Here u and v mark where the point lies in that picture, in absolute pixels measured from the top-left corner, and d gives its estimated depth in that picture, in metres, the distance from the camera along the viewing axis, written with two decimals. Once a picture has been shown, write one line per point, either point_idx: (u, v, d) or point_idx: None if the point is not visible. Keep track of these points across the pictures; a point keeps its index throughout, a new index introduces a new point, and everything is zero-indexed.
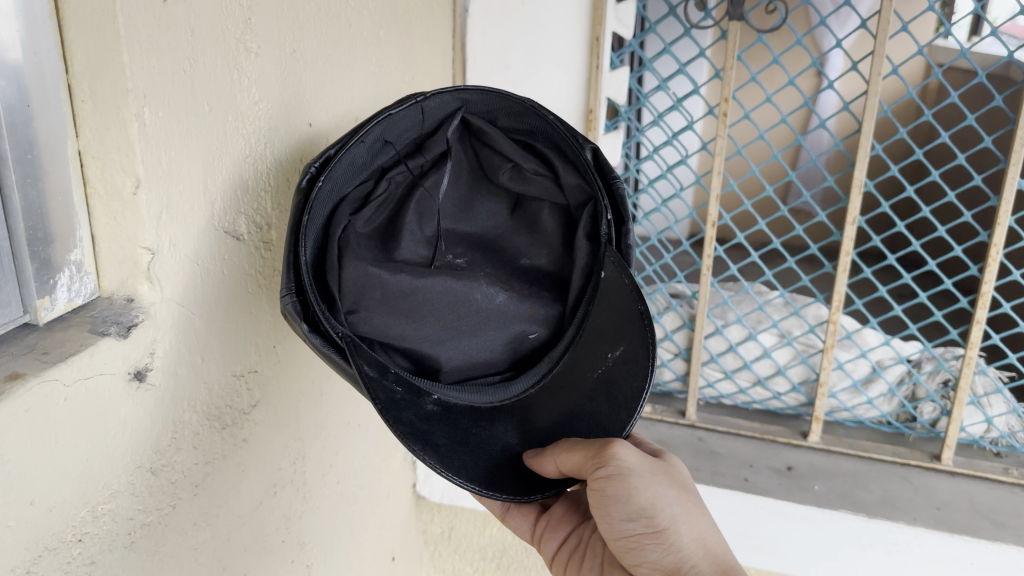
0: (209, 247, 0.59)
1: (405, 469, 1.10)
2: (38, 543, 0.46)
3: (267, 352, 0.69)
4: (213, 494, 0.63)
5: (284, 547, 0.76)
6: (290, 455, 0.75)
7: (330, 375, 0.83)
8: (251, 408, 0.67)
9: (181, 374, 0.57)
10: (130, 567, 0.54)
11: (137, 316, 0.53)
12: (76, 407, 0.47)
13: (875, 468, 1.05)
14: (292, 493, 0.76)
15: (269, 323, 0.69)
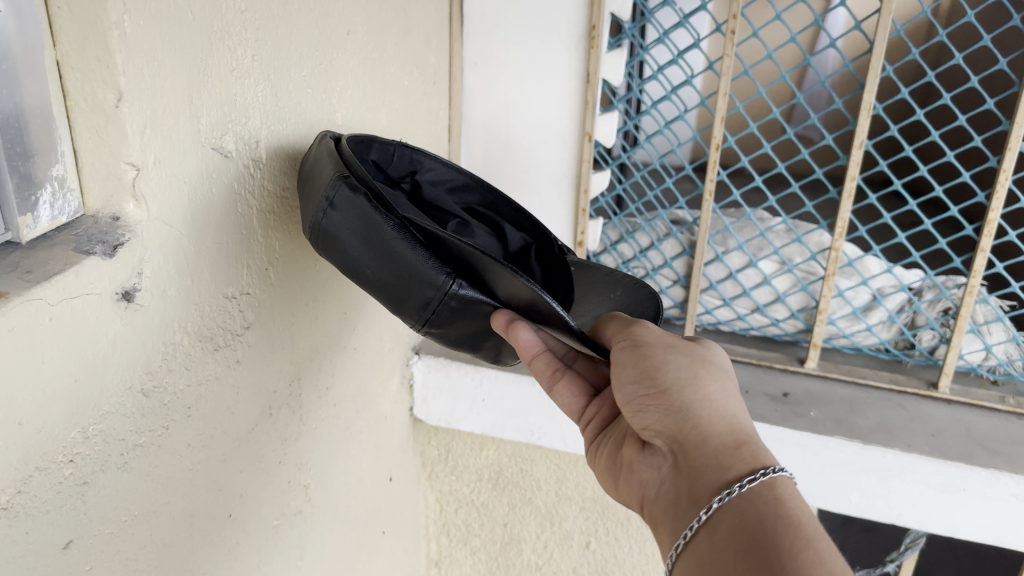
0: (197, 165, 0.57)
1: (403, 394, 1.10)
2: (28, 464, 0.45)
3: (260, 275, 0.67)
4: (207, 416, 0.62)
5: (281, 468, 0.77)
6: (291, 375, 0.75)
7: (327, 298, 0.81)
8: (244, 329, 0.66)
9: (171, 295, 0.56)
10: (124, 487, 0.54)
11: (124, 234, 0.51)
12: (63, 327, 0.46)
13: (871, 395, 1.06)
14: (288, 415, 0.76)
15: (262, 245, 0.67)
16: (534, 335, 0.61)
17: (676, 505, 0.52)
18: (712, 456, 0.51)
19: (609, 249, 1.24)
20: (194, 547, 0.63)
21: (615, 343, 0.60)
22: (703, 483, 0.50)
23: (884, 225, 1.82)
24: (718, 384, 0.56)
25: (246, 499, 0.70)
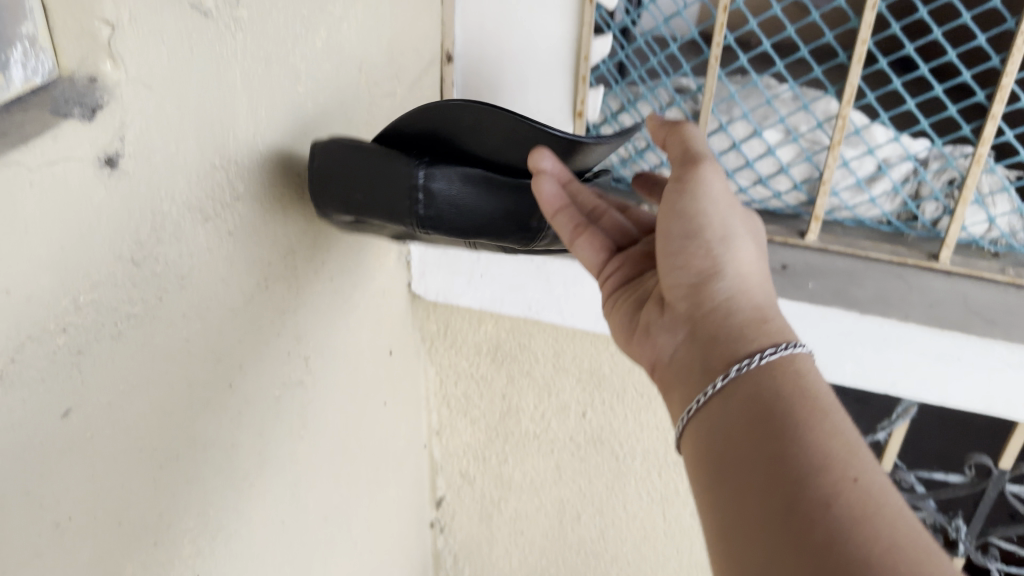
0: (174, 23, 0.53)
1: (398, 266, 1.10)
2: (20, 331, 0.45)
3: (247, 143, 0.65)
4: (201, 286, 0.61)
5: (281, 341, 0.77)
6: (283, 243, 0.74)
7: None
8: (233, 199, 0.64)
9: (155, 162, 0.54)
10: (118, 357, 0.53)
11: (102, 96, 0.48)
12: (43, 194, 0.44)
13: (870, 267, 1.02)
14: (285, 288, 0.76)
15: (247, 113, 0.64)
16: (554, 186, 0.72)
17: (709, 445, 0.55)
18: (761, 414, 0.53)
19: (609, 118, 1.20)
20: (193, 411, 0.64)
21: (668, 176, 0.68)
22: (746, 446, 0.52)
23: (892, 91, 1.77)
24: (750, 256, 0.66)
25: (244, 365, 0.70)
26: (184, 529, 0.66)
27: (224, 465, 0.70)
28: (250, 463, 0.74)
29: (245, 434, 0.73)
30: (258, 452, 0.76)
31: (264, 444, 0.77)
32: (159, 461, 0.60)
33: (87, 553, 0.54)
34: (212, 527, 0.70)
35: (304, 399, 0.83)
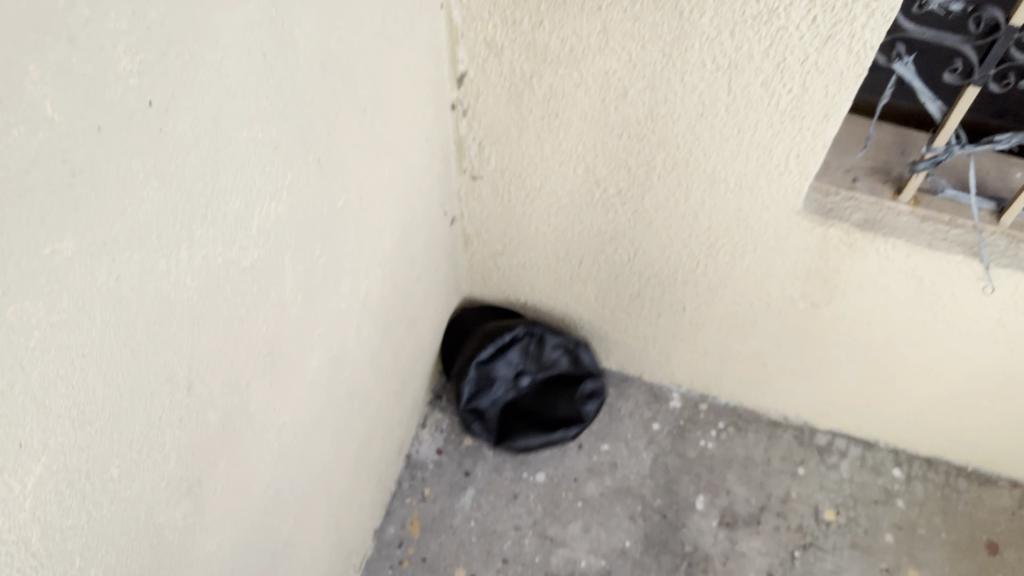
0: (205, 74, 0.63)
1: (375, 203, 1.06)
2: (84, 331, 0.57)
3: (266, 152, 0.74)
4: (230, 275, 0.74)
5: (290, 318, 0.88)
6: (262, 173, 0.75)
7: (327, 170, 0.87)
8: (256, 201, 0.75)
9: (193, 181, 0.65)
10: (162, 336, 0.66)
11: (146, 152, 0.59)
12: (99, 223, 0.56)
13: None
14: (298, 274, 0.87)
15: (264, 133, 0.73)
16: None
17: None
18: None
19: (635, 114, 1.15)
20: (169, 360, 0.68)
21: None
22: None
23: None
24: None
25: (221, 312, 0.74)
26: (189, 537, 0.78)
27: (194, 412, 0.74)
28: (217, 406, 0.77)
29: (212, 374, 0.75)
30: (227, 396, 0.79)
31: (233, 390, 0.80)
32: (135, 424, 0.65)
33: (124, 565, 0.69)
34: (185, 478, 0.75)
35: (272, 335, 0.85)
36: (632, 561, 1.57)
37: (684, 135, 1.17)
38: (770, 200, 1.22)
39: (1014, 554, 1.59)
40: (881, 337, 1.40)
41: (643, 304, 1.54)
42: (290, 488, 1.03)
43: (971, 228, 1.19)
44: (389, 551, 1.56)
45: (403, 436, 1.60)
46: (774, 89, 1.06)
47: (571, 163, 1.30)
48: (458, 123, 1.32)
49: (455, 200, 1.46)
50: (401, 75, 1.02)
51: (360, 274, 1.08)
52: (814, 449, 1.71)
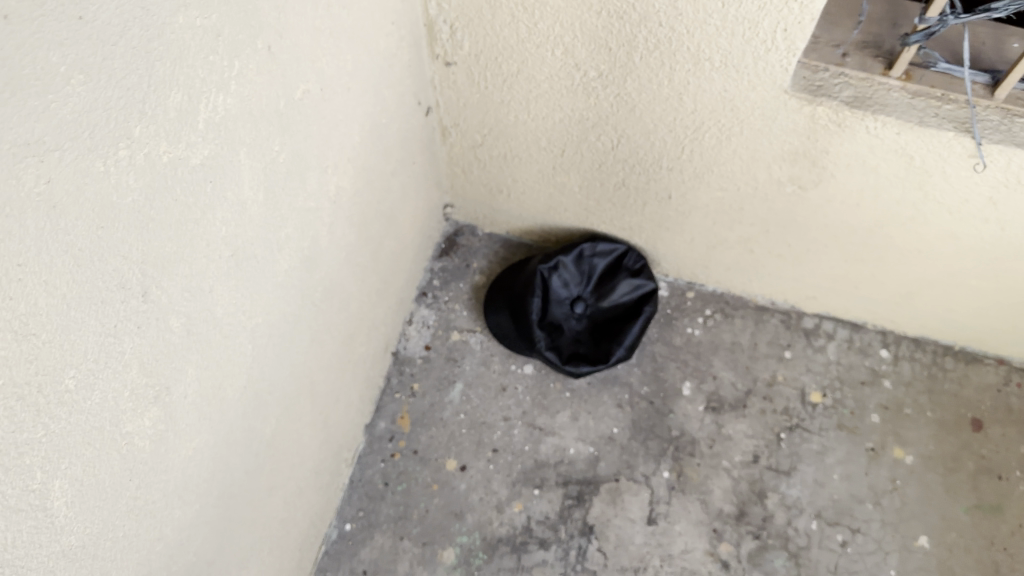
0: None
1: (341, 94, 1.02)
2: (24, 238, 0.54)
3: (209, 40, 0.70)
4: (183, 176, 0.70)
5: (254, 221, 0.85)
6: (206, 64, 0.70)
7: (279, 59, 0.82)
8: (204, 93, 0.71)
9: (129, 75, 0.61)
10: (114, 241, 0.64)
11: (71, 45, 0.55)
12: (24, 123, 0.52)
13: None
14: (259, 172, 0.84)
15: (204, 19, 0.68)
16: None
17: None
18: None
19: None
20: (119, 267, 0.65)
21: None
22: None
23: None
24: None
25: (173, 215, 0.71)
26: (161, 440, 0.78)
27: (153, 319, 0.72)
28: (179, 312, 0.76)
29: (170, 279, 0.73)
30: (189, 302, 0.77)
31: (195, 295, 0.78)
32: (90, 335, 0.64)
33: (94, 469, 0.69)
34: (149, 386, 0.74)
35: (233, 237, 0.82)
36: (620, 447, 1.60)
37: (665, 10, 1.11)
38: (756, 79, 1.16)
39: (996, 430, 1.62)
40: (870, 219, 1.37)
41: (629, 194, 1.50)
42: (269, 389, 1.03)
43: (964, 103, 1.14)
44: (380, 445, 1.58)
45: (389, 333, 1.59)
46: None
47: (548, 45, 1.24)
48: (427, 5, 1.25)
49: (429, 88, 1.40)
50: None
51: (329, 169, 1.04)
52: (802, 333, 1.71)
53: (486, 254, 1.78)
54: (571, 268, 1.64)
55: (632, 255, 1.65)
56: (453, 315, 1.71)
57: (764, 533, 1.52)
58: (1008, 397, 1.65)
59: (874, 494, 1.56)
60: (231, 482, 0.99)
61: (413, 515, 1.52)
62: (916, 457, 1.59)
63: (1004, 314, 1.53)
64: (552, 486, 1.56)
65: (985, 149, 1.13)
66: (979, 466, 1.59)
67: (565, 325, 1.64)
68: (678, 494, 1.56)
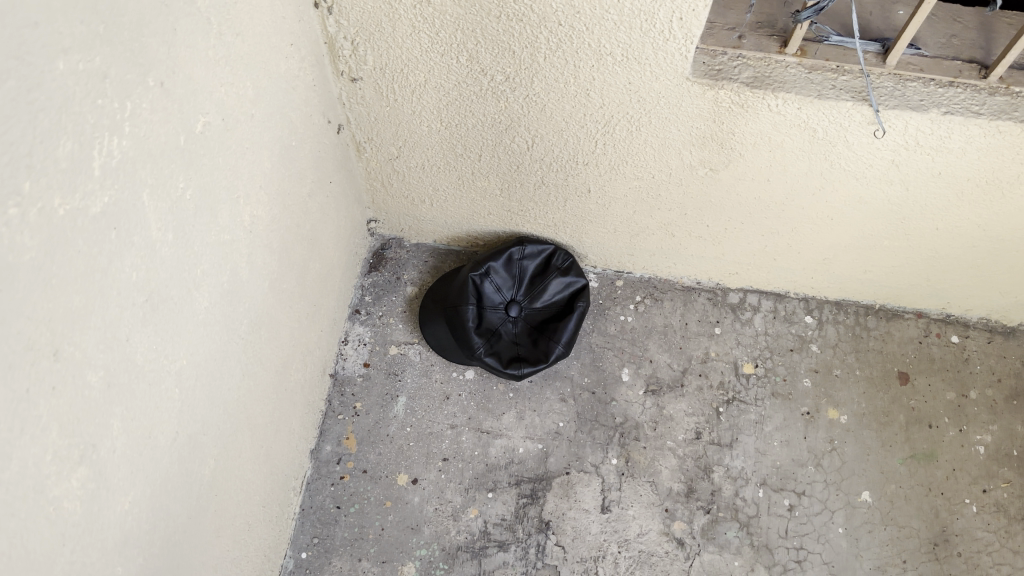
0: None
1: (244, 122, 1.00)
2: None
3: (95, 85, 0.67)
4: (82, 226, 0.68)
5: (165, 260, 0.84)
6: (95, 109, 0.67)
7: (173, 97, 0.80)
8: (96, 139, 0.68)
9: (14, 131, 0.58)
10: (19, 302, 0.61)
11: None
12: None
13: None
14: (166, 211, 0.82)
15: (89, 66, 0.65)
16: None
17: None
18: None
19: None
20: (26, 329, 0.63)
21: None
22: None
23: None
24: None
25: (78, 268, 0.68)
26: (92, 495, 0.77)
27: (69, 377, 0.70)
28: (95, 366, 0.74)
29: (82, 334, 0.71)
30: (105, 353, 0.75)
31: (112, 346, 0.76)
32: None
33: (22, 540, 0.67)
34: (75, 446, 0.72)
35: (145, 282, 0.81)
36: (567, 440, 1.62)
37: (563, 10, 1.12)
38: (658, 69, 1.19)
39: (922, 380, 1.69)
40: (782, 193, 1.41)
41: (548, 191, 1.52)
42: (204, 430, 1.02)
43: (858, 73, 1.18)
44: (329, 469, 1.57)
45: (325, 355, 1.57)
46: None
47: (452, 53, 1.24)
48: (325, 23, 1.23)
49: (337, 105, 1.38)
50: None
51: (241, 200, 1.02)
52: (729, 309, 1.75)
53: (415, 264, 1.77)
54: (501, 273, 1.64)
55: (561, 254, 1.66)
56: (388, 329, 1.70)
57: (714, 507, 1.57)
58: (929, 347, 1.72)
59: (815, 457, 1.61)
60: (175, 529, 0.98)
61: (369, 534, 1.51)
62: (850, 416, 1.65)
63: (916, 269, 1.59)
64: (505, 488, 1.57)
65: (882, 115, 1.18)
66: (909, 417, 1.65)
67: (502, 329, 1.63)
68: (628, 479, 1.59)
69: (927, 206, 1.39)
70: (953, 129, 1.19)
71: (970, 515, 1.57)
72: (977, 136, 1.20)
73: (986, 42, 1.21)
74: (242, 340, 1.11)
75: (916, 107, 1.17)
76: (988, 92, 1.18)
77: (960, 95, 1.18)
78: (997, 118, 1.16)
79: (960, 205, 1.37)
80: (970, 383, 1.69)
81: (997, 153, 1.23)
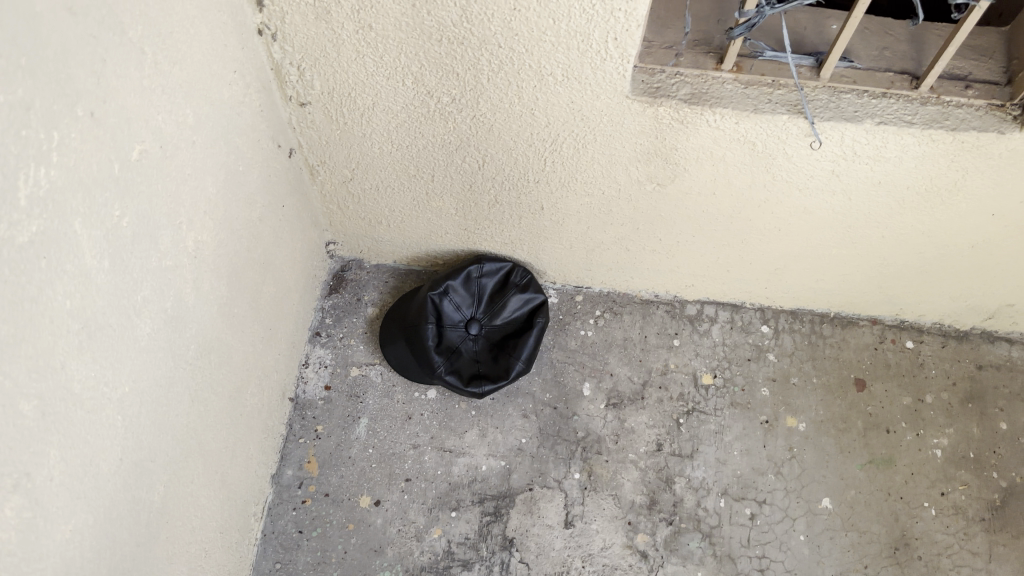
0: None
1: (185, 149, 1.01)
2: None
3: (20, 117, 0.68)
4: (9, 257, 0.69)
5: (101, 286, 0.84)
6: (20, 140, 0.68)
7: (105, 125, 0.81)
8: (22, 170, 0.69)
9: None
10: None
11: None
12: None
13: None
14: (101, 238, 0.83)
15: (10, 99, 0.66)
16: None
17: None
18: None
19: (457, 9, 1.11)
20: None
21: None
22: None
23: None
24: None
25: (6, 298, 0.69)
26: (30, 526, 0.77)
27: None
28: (28, 394, 0.74)
29: (13, 362, 0.71)
30: (38, 382, 0.76)
31: (45, 374, 0.77)
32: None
33: None
34: (9, 475, 0.73)
35: (81, 310, 0.81)
36: (530, 456, 1.63)
37: (501, 32, 1.14)
38: (598, 87, 1.21)
39: (878, 386, 1.71)
40: (729, 205, 1.44)
41: (502, 209, 1.53)
42: (151, 456, 1.02)
43: (793, 87, 1.22)
44: (290, 493, 1.56)
45: (284, 379, 1.57)
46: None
47: (397, 76, 1.26)
48: (271, 49, 1.25)
49: (288, 130, 1.40)
50: (182, 7, 0.95)
51: (184, 226, 1.03)
52: (686, 320, 1.77)
53: (375, 285, 1.78)
54: (460, 292, 1.65)
55: (519, 270, 1.68)
56: (348, 350, 1.71)
57: (676, 518, 1.58)
58: (885, 353, 1.74)
59: (775, 465, 1.63)
60: (123, 557, 0.98)
61: (332, 558, 1.51)
62: (808, 423, 1.67)
63: (867, 276, 1.62)
64: (468, 506, 1.58)
65: (818, 127, 1.21)
66: (867, 423, 1.67)
67: (462, 347, 1.64)
68: (591, 493, 1.60)
69: (871, 214, 1.42)
70: (888, 139, 1.22)
71: (929, 518, 1.59)
72: (912, 145, 1.23)
73: (917, 53, 1.24)
74: (191, 365, 1.11)
75: (851, 118, 1.20)
76: (920, 102, 1.22)
77: (893, 106, 1.21)
78: (929, 127, 1.20)
79: (902, 213, 1.40)
80: (925, 387, 1.71)
81: (933, 160, 1.27)
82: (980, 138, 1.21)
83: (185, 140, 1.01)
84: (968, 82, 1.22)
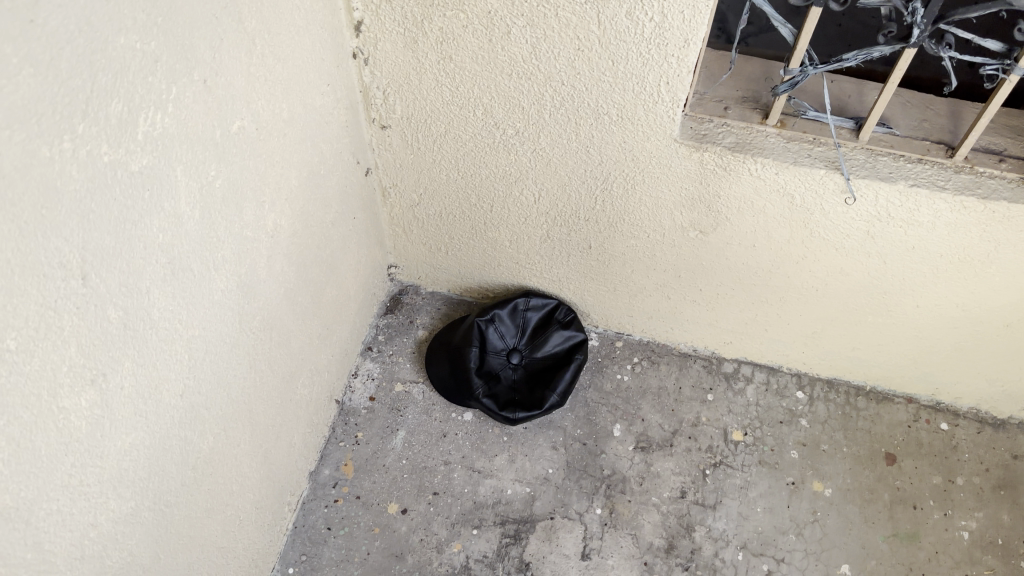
0: None
1: (276, 137, 1.15)
2: None
3: (149, 66, 0.82)
4: (121, 180, 0.82)
5: (189, 231, 0.97)
6: (145, 84, 0.82)
7: (214, 93, 0.95)
8: (144, 108, 0.83)
9: (79, 81, 0.73)
10: (61, 224, 0.75)
11: (26, 45, 0.66)
12: None
13: None
14: (195, 189, 0.96)
15: (144, 48, 0.81)
16: None
17: None
18: None
19: (526, 44, 1.25)
20: (62, 248, 0.76)
21: None
22: None
23: (875, 21, 1.76)
24: None
25: (113, 212, 0.82)
26: (94, 424, 0.87)
27: (92, 303, 0.82)
28: (116, 304, 0.86)
29: (108, 271, 0.84)
30: (126, 296, 0.88)
31: (132, 293, 0.89)
32: (31, 305, 0.74)
33: (28, 434, 0.78)
34: (88, 368, 0.84)
35: (170, 247, 0.94)
36: (555, 486, 1.67)
37: (566, 70, 1.27)
38: (650, 129, 1.32)
39: (909, 462, 1.71)
40: (768, 259, 1.51)
41: (553, 245, 1.64)
42: (206, 404, 1.12)
43: (832, 145, 1.31)
44: (324, 491, 1.64)
45: (333, 381, 1.68)
46: (637, 18, 1.16)
47: (469, 106, 1.40)
48: (361, 73, 1.41)
49: (367, 150, 1.55)
50: (290, 16, 1.11)
51: (265, 205, 1.16)
52: (722, 377, 1.83)
53: (429, 311, 1.90)
54: (506, 322, 1.75)
55: (564, 308, 1.78)
56: (396, 367, 1.81)
57: (693, 564, 1.59)
58: (918, 431, 1.75)
59: (797, 526, 1.63)
60: (167, 490, 1.07)
61: (355, 557, 1.57)
62: (835, 489, 1.68)
63: (902, 349, 1.66)
64: (490, 526, 1.62)
65: (853, 183, 1.29)
66: (894, 496, 1.67)
67: (502, 373, 1.74)
68: (610, 529, 1.62)
69: (905, 281, 1.47)
70: (921, 202, 1.29)
71: None
72: (944, 210, 1.30)
73: (954, 126, 1.32)
74: (252, 334, 1.23)
75: (885, 178, 1.28)
76: (954, 170, 1.28)
77: (927, 171, 1.29)
78: (961, 193, 1.26)
79: (936, 281, 1.45)
80: (957, 470, 1.71)
81: (964, 228, 1.32)
82: (1011, 209, 1.26)
83: (278, 131, 1.16)
84: (1002, 156, 1.29)
